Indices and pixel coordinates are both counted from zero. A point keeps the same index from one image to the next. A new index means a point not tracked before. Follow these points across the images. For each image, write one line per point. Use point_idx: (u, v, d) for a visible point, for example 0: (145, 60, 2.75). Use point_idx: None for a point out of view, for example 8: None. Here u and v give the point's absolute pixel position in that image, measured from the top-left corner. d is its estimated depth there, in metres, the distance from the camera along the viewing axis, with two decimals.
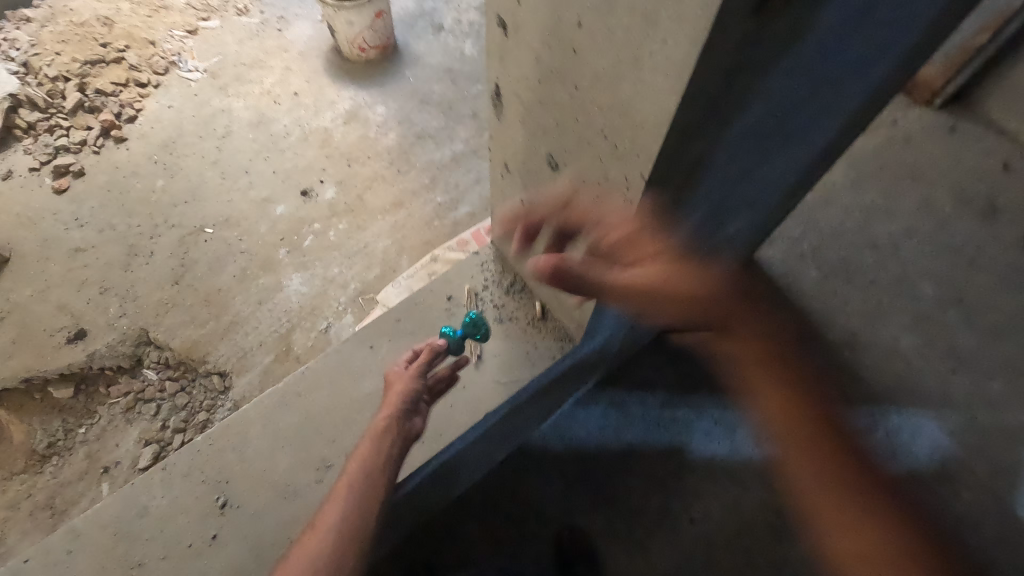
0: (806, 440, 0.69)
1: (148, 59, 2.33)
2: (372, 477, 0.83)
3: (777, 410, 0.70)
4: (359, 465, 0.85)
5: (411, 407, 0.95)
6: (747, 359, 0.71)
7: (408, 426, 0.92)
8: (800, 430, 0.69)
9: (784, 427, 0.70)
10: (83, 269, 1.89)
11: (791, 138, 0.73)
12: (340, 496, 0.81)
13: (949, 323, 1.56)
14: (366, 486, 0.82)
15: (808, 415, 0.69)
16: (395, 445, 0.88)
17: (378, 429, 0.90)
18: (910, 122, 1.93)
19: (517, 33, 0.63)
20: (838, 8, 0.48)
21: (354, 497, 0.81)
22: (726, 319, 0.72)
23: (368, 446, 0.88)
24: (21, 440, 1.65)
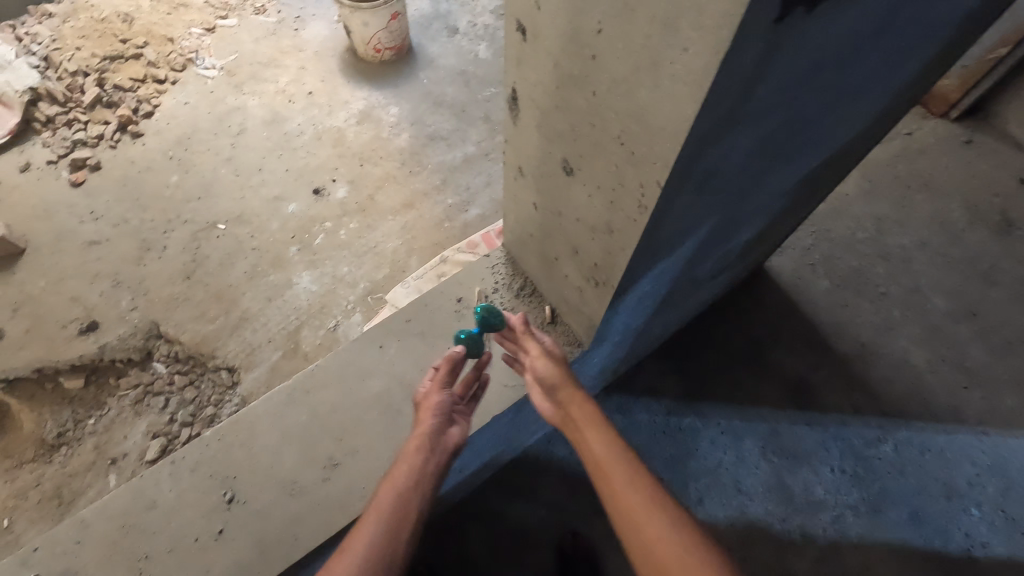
0: (663, 535, 0.67)
1: (166, 56, 2.35)
2: (405, 501, 0.75)
3: (630, 508, 0.71)
4: (392, 488, 0.76)
5: (444, 422, 0.87)
6: (601, 459, 0.76)
7: (442, 443, 0.85)
8: (650, 522, 0.68)
9: (637, 523, 0.69)
10: (96, 262, 1.91)
11: (807, 148, 0.73)
12: (369, 523, 0.72)
13: (962, 338, 1.55)
14: (398, 511, 0.74)
15: (656, 508, 0.70)
16: (428, 466, 0.81)
17: (410, 449, 0.82)
18: (925, 133, 1.91)
19: (536, 37, 0.63)
20: (859, 19, 0.48)
21: (386, 521, 0.72)
22: (582, 425, 0.81)
23: (400, 467, 0.80)
24: (31, 430, 1.69)
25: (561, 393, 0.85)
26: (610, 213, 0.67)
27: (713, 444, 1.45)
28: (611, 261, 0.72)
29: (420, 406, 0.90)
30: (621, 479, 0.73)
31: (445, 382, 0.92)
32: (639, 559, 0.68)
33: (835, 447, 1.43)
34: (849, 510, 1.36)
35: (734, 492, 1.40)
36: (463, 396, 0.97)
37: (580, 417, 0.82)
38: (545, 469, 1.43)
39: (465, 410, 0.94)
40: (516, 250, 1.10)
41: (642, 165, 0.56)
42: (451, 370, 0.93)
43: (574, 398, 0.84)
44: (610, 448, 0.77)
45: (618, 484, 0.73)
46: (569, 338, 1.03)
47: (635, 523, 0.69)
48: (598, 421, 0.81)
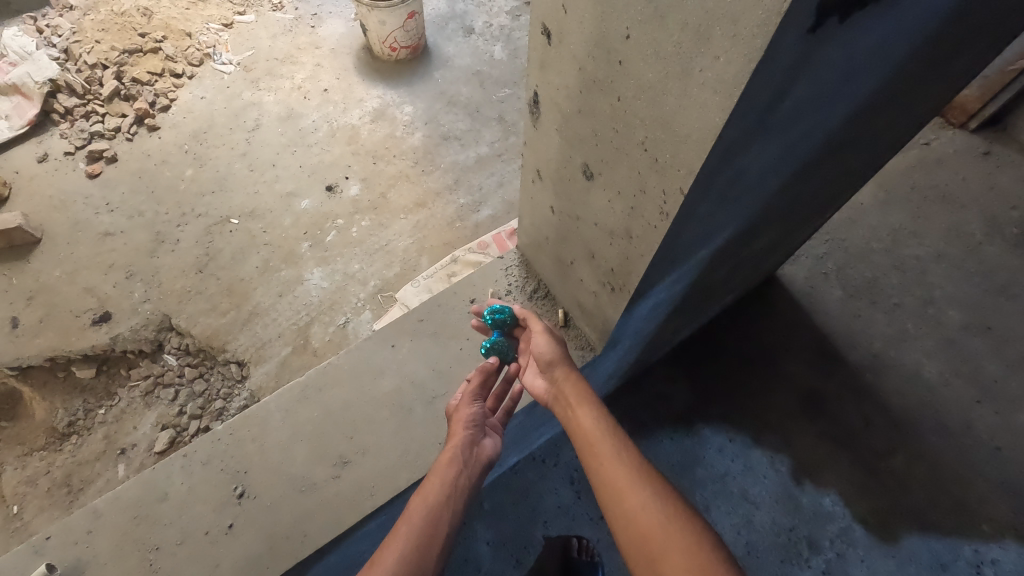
0: (647, 505, 0.66)
1: (184, 50, 2.37)
2: (437, 516, 0.76)
3: (615, 479, 0.70)
4: (424, 501, 0.77)
5: (476, 435, 0.88)
6: (590, 432, 0.76)
7: (474, 458, 0.86)
8: (634, 493, 0.68)
9: (622, 495, 0.68)
10: (110, 253, 1.93)
11: (828, 157, 0.72)
12: (400, 535, 0.72)
13: (976, 351, 1.53)
14: (430, 527, 0.74)
15: (642, 480, 0.69)
16: (461, 481, 0.82)
17: (443, 462, 0.83)
18: (943, 144, 1.89)
19: (561, 42, 0.63)
20: (890, 31, 0.47)
21: (419, 536, 0.72)
22: (573, 401, 0.81)
23: (432, 481, 0.80)
24: (43, 418, 1.71)
25: (556, 371, 0.86)
26: (630, 219, 0.66)
27: (721, 452, 1.44)
28: (629, 267, 0.72)
29: (451, 417, 0.91)
30: (608, 453, 0.73)
31: (477, 393, 0.93)
32: (624, 531, 0.67)
33: (844, 458, 1.41)
34: (857, 523, 1.34)
35: (740, 500, 1.39)
36: (495, 409, 0.97)
37: (572, 392, 0.82)
38: (552, 472, 1.43)
39: (497, 422, 0.95)
40: (531, 253, 1.10)
41: (666, 172, 0.55)
42: (482, 382, 0.93)
43: (567, 376, 0.84)
44: (599, 422, 0.77)
45: (605, 457, 0.73)
46: (582, 342, 1.03)
47: (620, 494, 0.69)
48: (589, 398, 0.81)
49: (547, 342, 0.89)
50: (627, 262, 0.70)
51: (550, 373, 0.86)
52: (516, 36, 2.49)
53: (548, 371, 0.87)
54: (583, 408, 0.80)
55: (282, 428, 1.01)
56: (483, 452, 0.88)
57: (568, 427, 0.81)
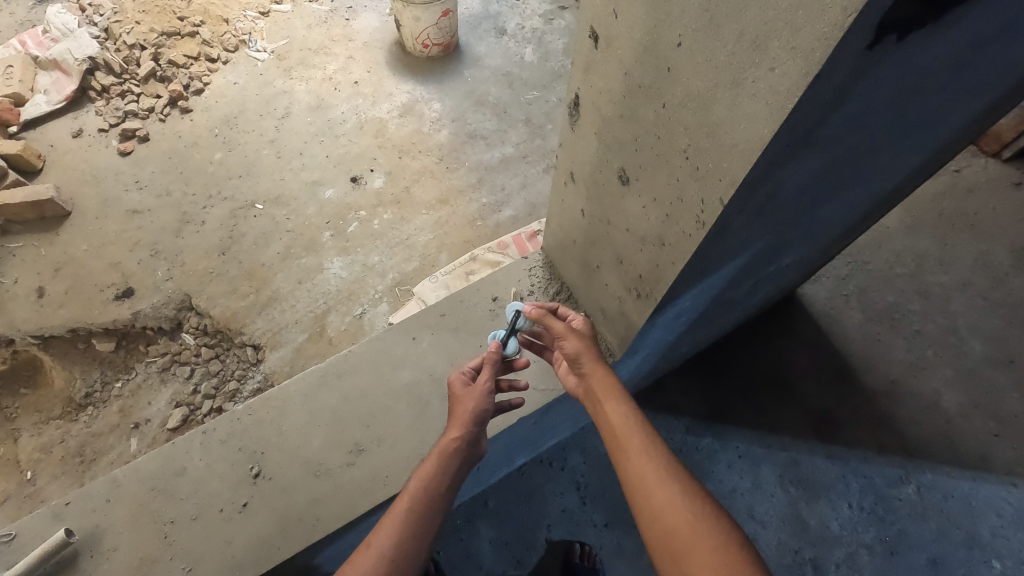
0: (674, 504, 0.66)
1: (220, 36, 2.41)
2: (431, 502, 0.77)
3: (642, 475, 0.70)
4: (420, 485, 0.78)
5: (481, 431, 0.87)
6: (618, 427, 0.75)
7: (474, 453, 0.85)
8: (662, 491, 0.68)
9: (650, 492, 0.68)
10: (137, 231, 1.96)
11: (864, 178, 0.72)
12: (395, 515, 0.75)
13: (996, 384, 1.50)
14: (423, 512, 0.76)
15: (669, 477, 0.69)
16: (457, 474, 0.81)
17: (444, 452, 0.82)
18: (974, 172, 1.87)
19: (609, 46, 0.64)
20: (943, 53, 0.47)
21: (412, 520, 0.74)
22: (601, 395, 0.79)
23: (430, 467, 0.81)
24: (61, 387, 1.74)
25: (584, 365, 0.84)
26: (664, 226, 0.66)
27: (730, 468, 1.43)
28: (659, 274, 0.72)
29: (461, 405, 0.87)
30: (636, 449, 0.72)
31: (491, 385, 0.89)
32: (648, 524, 0.68)
33: (855, 482, 1.40)
34: (864, 549, 1.33)
35: (747, 518, 1.37)
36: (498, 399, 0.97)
37: (601, 387, 0.80)
38: (558, 476, 1.43)
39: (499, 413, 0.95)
40: (556, 255, 1.10)
41: (707, 181, 0.55)
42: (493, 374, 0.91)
43: (594, 370, 0.83)
44: (628, 417, 0.76)
45: (633, 453, 0.72)
46: (601, 346, 1.03)
47: (646, 490, 0.69)
48: (618, 391, 0.79)
49: (573, 337, 0.86)
50: (664, 265, 0.69)
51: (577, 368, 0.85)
52: (549, 39, 2.49)
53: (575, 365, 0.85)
54: (612, 401, 0.79)
55: (300, 413, 1.02)
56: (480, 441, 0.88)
57: (596, 419, 0.80)
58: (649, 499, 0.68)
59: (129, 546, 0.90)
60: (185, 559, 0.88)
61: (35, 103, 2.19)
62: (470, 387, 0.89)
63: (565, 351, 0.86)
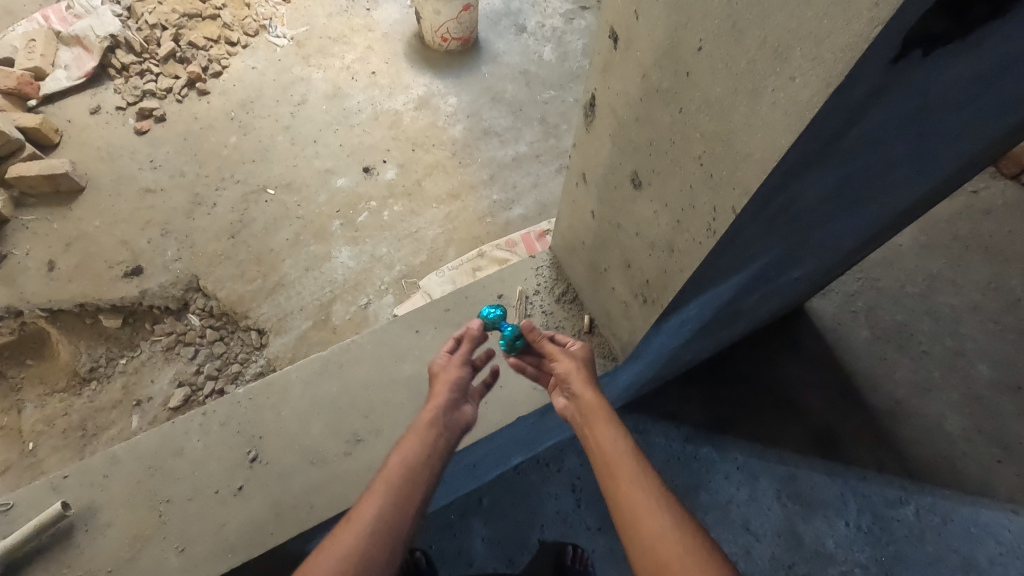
0: (665, 535, 0.64)
1: (241, 20, 2.41)
2: (413, 472, 0.76)
3: (633, 504, 0.68)
4: (401, 459, 0.77)
5: (458, 399, 0.88)
6: (609, 452, 0.74)
7: (453, 421, 0.85)
8: (653, 521, 0.66)
9: (642, 521, 0.66)
10: (149, 210, 1.97)
11: (880, 194, 0.71)
12: (377, 489, 0.74)
13: (1002, 410, 1.48)
14: (404, 485, 0.74)
15: (661, 507, 0.67)
16: (438, 442, 0.81)
17: (423, 421, 0.83)
18: (991, 194, 1.84)
19: (628, 48, 0.63)
20: (970, 68, 0.46)
21: (396, 493, 0.73)
22: (592, 419, 0.79)
23: (410, 439, 0.80)
24: (67, 360, 1.75)
25: (573, 385, 0.84)
26: (674, 232, 0.66)
27: (727, 479, 1.42)
28: (666, 281, 0.71)
29: (436, 378, 0.90)
30: (627, 475, 0.71)
31: (464, 357, 0.92)
32: (639, 557, 0.65)
33: (853, 501, 1.39)
34: (859, 568, 1.31)
35: (741, 530, 1.36)
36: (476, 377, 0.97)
37: (591, 411, 0.80)
38: (554, 476, 1.42)
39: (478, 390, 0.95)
40: (564, 257, 1.10)
41: (720, 190, 0.55)
42: (472, 348, 0.93)
43: (586, 393, 0.82)
44: (619, 441, 0.75)
45: (622, 480, 0.71)
46: (604, 350, 1.03)
47: (637, 520, 0.66)
48: (607, 414, 0.79)
49: (565, 357, 0.87)
50: (676, 271, 0.68)
51: (567, 390, 0.84)
52: (568, 39, 2.48)
53: (565, 387, 0.85)
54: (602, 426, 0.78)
55: (300, 401, 1.02)
56: (464, 414, 0.88)
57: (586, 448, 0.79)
58: (640, 529, 0.66)
59: (123, 523, 0.90)
60: (178, 539, 0.89)
61: (56, 78, 2.21)
62: (446, 361, 0.92)
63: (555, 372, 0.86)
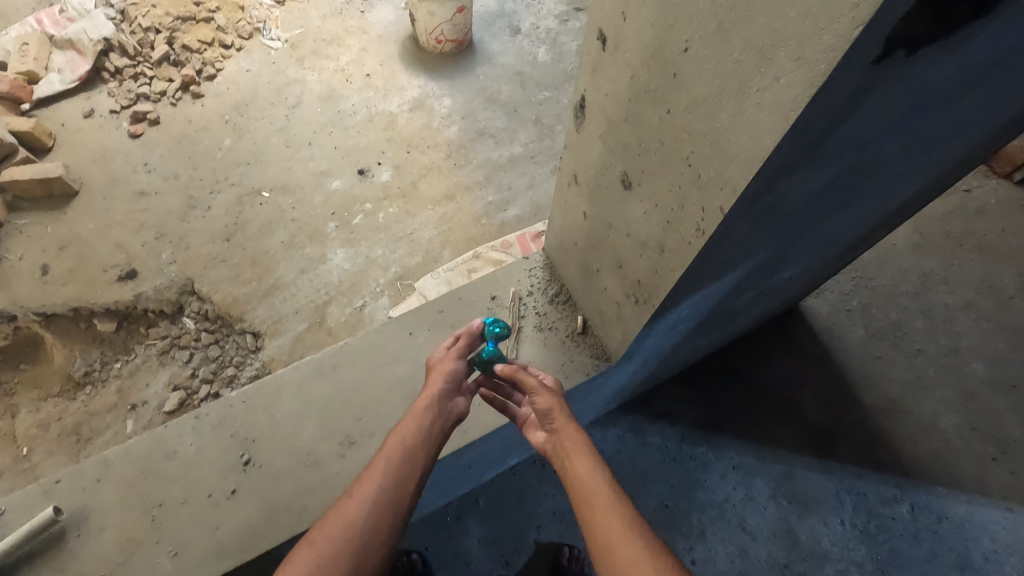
0: (637, 563, 0.63)
1: (235, 23, 2.41)
2: (410, 453, 0.77)
3: (607, 532, 0.67)
4: (399, 440, 0.78)
5: (452, 390, 0.87)
6: (586, 482, 0.73)
7: (448, 411, 0.85)
8: (626, 549, 0.65)
9: (615, 548, 0.65)
10: (143, 213, 1.97)
11: (871, 192, 0.71)
12: (375, 469, 0.74)
13: (996, 407, 1.49)
14: (401, 467, 0.75)
15: (635, 536, 0.66)
16: (434, 428, 0.81)
17: (419, 407, 0.82)
18: (984, 192, 1.85)
19: (616, 49, 0.63)
20: (955, 67, 0.46)
21: (394, 471, 0.74)
22: (570, 451, 0.78)
23: (407, 423, 0.80)
24: (61, 364, 1.75)
25: (553, 421, 0.82)
26: (664, 232, 0.66)
27: (723, 479, 1.42)
28: (657, 281, 0.72)
29: (432, 368, 0.89)
30: (603, 503, 0.70)
31: (461, 352, 0.91)
32: None
33: (848, 499, 1.39)
34: (854, 566, 1.32)
35: (737, 530, 1.37)
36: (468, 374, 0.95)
37: (570, 442, 0.79)
38: (550, 477, 1.42)
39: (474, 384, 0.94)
40: (557, 257, 1.10)
41: (708, 190, 0.55)
42: (468, 343, 0.92)
43: (566, 426, 0.81)
44: (596, 472, 0.74)
45: (597, 508, 0.70)
46: (598, 351, 1.03)
47: (611, 548, 0.66)
48: (585, 446, 0.78)
49: (546, 392, 0.84)
50: (667, 273, 0.68)
51: (546, 424, 0.83)
52: (563, 40, 2.49)
53: (544, 421, 0.83)
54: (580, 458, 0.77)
55: (293, 403, 1.01)
56: (458, 404, 0.87)
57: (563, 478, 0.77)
58: (614, 556, 0.65)
59: (115, 527, 0.90)
60: (171, 543, 0.88)
61: (49, 82, 2.20)
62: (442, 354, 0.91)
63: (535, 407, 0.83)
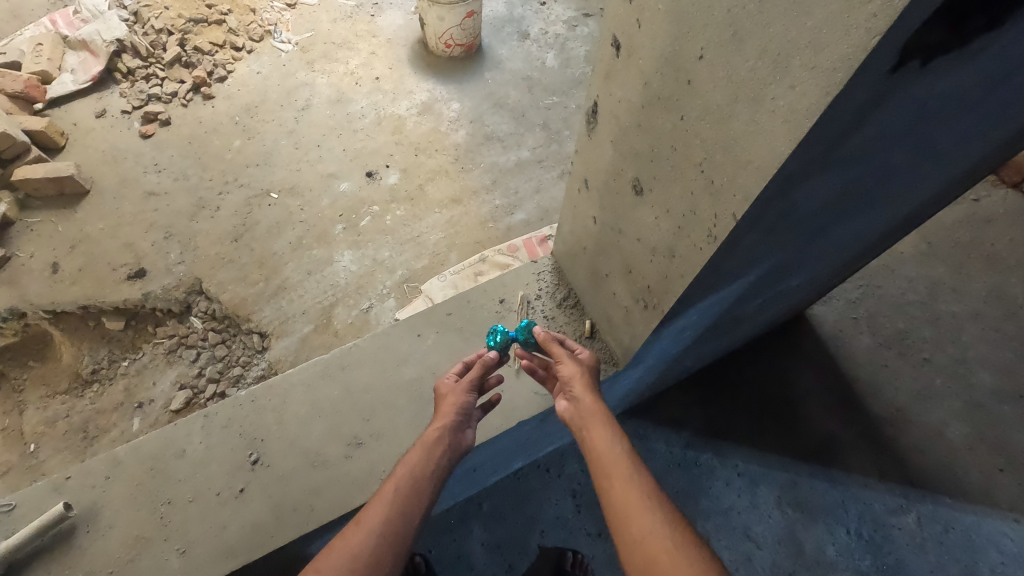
0: (656, 532, 0.64)
1: (246, 25, 2.43)
2: (418, 484, 0.77)
3: (625, 503, 0.68)
4: (407, 469, 0.78)
5: (462, 421, 0.87)
6: (603, 452, 0.74)
7: (457, 443, 0.84)
8: (644, 518, 0.65)
9: (632, 519, 0.66)
10: (153, 213, 1.98)
11: (880, 202, 0.71)
12: (383, 496, 0.75)
13: (1004, 418, 1.48)
14: (408, 496, 0.75)
15: (652, 506, 0.67)
16: (443, 462, 0.81)
17: (429, 438, 0.83)
18: (993, 202, 1.84)
19: (629, 56, 0.64)
20: (969, 77, 0.46)
21: (401, 501, 0.74)
22: (589, 422, 0.79)
23: (416, 452, 0.81)
24: (69, 362, 1.76)
25: (574, 389, 0.84)
26: (675, 238, 0.66)
27: (728, 486, 1.42)
28: (667, 286, 0.72)
29: (441, 397, 0.90)
30: (620, 475, 0.71)
31: (472, 381, 0.91)
32: (628, 557, 0.64)
33: (854, 508, 1.38)
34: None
35: (742, 537, 1.36)
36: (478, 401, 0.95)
37: (589, 414, 0.80)
38: (554, 481, 1.42)
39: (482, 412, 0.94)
40: (565, 262, 1.10)
41: (721, 196, 0.55)
42: (481, 372, 0.93)
43: (586, 396, 0.82)
44: (614, 443, 0.75)
45: (615, 479, 0.70)
46: (605, 355, 1.03)
47: (628, 519, 0.66)
48: (605, 419, 0.78)
49: (570, 362, 0.87)
50: (679, 279, 0.68)
51: (568, 393, 0.84)
52: (571, 46, 2.50)
53: (566, 390, 0.85)
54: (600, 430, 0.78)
55: (301, 404, 1.02)
56: (467, 437, 0.87)
57: (582, 451, 0.78)
58: (631, 526, 0.65)
59: (124, 524, 0.90)
60: (179, 541, 0.89)
61: (62, 82, 2.23)
62: (452, 384, 0.91)
63: (559, 374, 0.86)
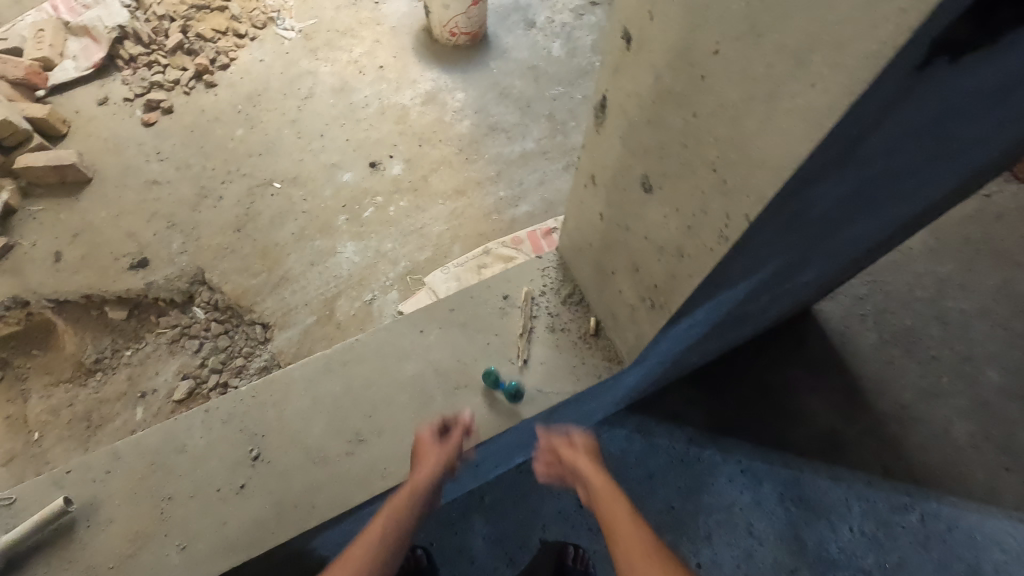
0: None
1: (249, 12, 2.40)
2: (400, 534, 0.83)
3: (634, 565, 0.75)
4: (391, 515, 0.84)
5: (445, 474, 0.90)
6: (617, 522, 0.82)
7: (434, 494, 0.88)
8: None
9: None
10: (155, 202, 1.97)
11: (894, 201, 0.69)
12: (367, 537, 0.82)
13: (1011, 416, 1.46)
14: (387, 541, 0.81)
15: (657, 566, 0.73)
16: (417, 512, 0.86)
17: (414, 487, 0.87)
18: (1005, 198, 1.81)
19: (640, 49, 0.62)
20: (993, 75, 0.44)
21: (383, 544, 0.81)
22: (604, 498, 0.87)
23: (399, 499, 0.86)
24: (72, 351, 1.76)
25: (586, 471, 0.93)
26: (684, 238, 0.65)
27: (730, 482, 1.41)
28: (675, 286, 0.70)
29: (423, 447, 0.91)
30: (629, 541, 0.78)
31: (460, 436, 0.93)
32: None
33: (858, 506, 1.37)
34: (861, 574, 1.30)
35: (745, 534, 1.35)
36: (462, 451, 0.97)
37: (603, 492, 0.89)
38: None
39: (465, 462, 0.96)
40: (570, 258, 1.08)
41: (733, 196, 0.54)
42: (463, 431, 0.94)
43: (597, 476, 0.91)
44: (625, 515, 0.83)
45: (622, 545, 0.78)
46: (610, 354, 1.02)
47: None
48: (618, 496, 0.87)
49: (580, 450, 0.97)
50: (687, 280, 0.67)
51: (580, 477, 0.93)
52: (578, 35, 2.46)
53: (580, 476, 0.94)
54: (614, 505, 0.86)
55: (302, 400, 1.01)
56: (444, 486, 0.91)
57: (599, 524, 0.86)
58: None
59: (124, 519, 0.90)
60: (179, 537, 0.89)
61: (64, 69, 2.21)
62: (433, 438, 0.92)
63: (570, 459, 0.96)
